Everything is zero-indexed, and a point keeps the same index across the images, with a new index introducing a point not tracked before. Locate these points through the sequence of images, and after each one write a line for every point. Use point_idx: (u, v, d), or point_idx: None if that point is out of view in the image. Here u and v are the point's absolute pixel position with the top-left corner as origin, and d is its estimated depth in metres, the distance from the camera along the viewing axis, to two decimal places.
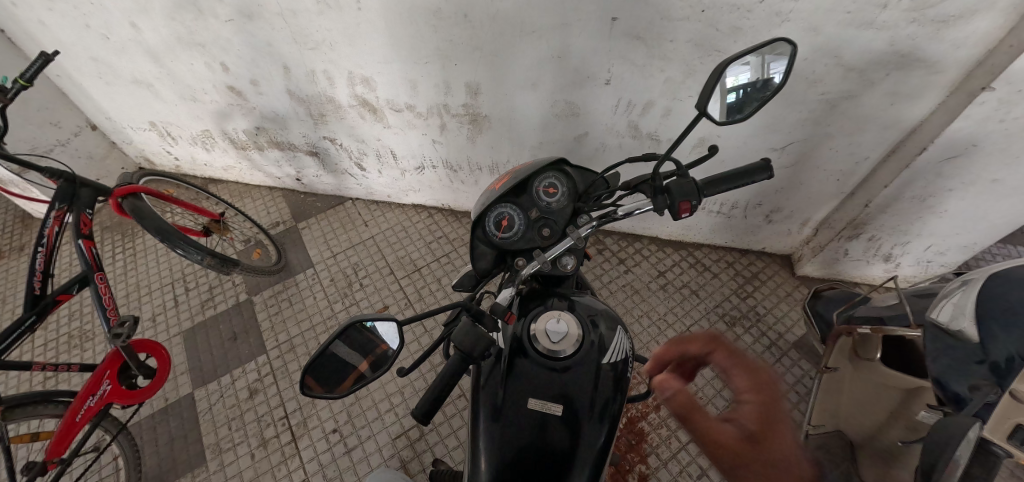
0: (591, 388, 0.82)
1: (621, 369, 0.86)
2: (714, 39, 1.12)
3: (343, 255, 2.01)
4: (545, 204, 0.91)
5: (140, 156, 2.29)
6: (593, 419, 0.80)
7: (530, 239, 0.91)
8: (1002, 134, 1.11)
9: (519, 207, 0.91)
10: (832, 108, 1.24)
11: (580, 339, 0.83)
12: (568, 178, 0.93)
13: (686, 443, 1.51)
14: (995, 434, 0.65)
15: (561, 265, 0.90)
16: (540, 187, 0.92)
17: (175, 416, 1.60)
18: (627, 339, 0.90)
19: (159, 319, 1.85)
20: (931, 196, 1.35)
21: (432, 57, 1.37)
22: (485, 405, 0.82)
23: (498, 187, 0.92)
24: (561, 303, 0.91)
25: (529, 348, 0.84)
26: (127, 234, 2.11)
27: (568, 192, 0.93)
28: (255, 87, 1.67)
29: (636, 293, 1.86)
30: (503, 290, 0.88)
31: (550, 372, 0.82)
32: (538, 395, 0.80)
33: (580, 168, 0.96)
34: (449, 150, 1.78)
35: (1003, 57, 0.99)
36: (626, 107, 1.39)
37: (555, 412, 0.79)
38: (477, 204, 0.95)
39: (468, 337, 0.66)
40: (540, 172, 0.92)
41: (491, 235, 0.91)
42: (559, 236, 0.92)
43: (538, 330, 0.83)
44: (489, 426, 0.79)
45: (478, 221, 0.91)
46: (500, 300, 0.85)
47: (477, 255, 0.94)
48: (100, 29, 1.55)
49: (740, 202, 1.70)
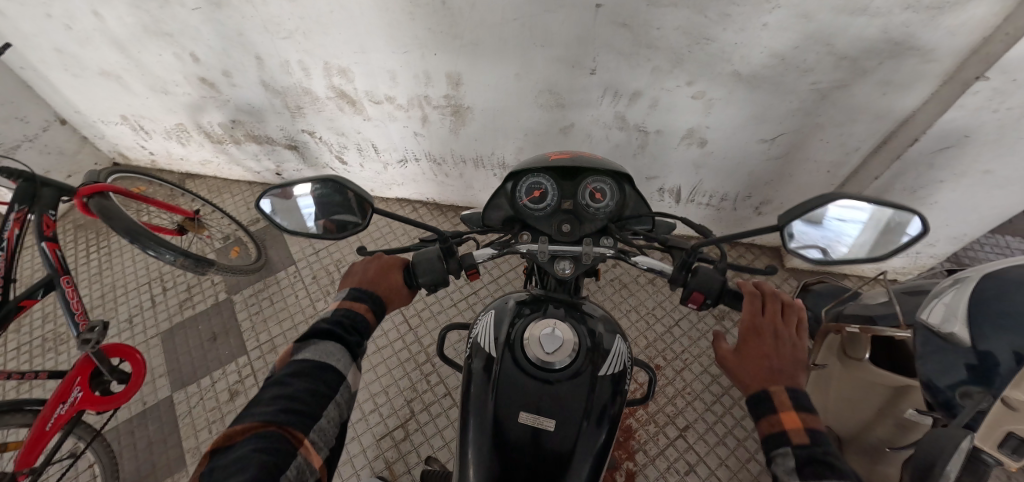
0: (587, 400, 0.78)
1: (618, 378, 0.83)
2: (702, 26, 1.08)
3: (326, 251, 1.96)
4: (583, 204, 0.87)
5: (113, 151, 2.21)
6: (588, 434, 0.76)
7: (548, 225, 0.88)
8: (995, 124, 1.08)
9: (559, 190, 0.89)
10: (823, 98, 1.21)
11: (575, 349, 0.80)
12: (620, 196, 0.90)
13: (674, 439, 1.51)
14: (985, 444, 0.68)
15: (556, 269, 0.84)
16: (590, 186, 0.88)
17: (154, 420, 1.57)
18: (626, 347, 0.88)
19: (135, 320, 1.80)
20: (921, 188, 1.33)
21: (411, 46, 1.31)
22: (475, 418, 0.79)
23: (553, 161, 0.91)
24: (558, 310, 0.88)
25: (522, 357, 0.80)
26: (100, 233, 2.04)
27: (610, 207, 0.88)
28: (228, 78, 1.60)
29: (624, 287, 1.83)
30: (486, 249, 0.88)
31: (542, 384, 0.77)
32: (529, 409, 0.76)
33: (637, 194, 0.93)
34: (432, 143, 1.72)
35: (999, 46, 0.95)
36: (612, 97, 1.35)
37: (548, 427, 0.74)
38: (526, 165, 0.95)
39: (426, 265, 0.78)
40: (601, 173, 0.89)
41: (518, 197, 0.90)
42: (574, 240, 0.87)
43: (533, 338, 0.80)
44: (479, 439, 0.77)
45: (517, 176, 0.91)
46: (477, 256, 0.86)
47: (495, 206, 0.95)
48: (61, 18, 1.47)
49: (729, 195, 1.69)
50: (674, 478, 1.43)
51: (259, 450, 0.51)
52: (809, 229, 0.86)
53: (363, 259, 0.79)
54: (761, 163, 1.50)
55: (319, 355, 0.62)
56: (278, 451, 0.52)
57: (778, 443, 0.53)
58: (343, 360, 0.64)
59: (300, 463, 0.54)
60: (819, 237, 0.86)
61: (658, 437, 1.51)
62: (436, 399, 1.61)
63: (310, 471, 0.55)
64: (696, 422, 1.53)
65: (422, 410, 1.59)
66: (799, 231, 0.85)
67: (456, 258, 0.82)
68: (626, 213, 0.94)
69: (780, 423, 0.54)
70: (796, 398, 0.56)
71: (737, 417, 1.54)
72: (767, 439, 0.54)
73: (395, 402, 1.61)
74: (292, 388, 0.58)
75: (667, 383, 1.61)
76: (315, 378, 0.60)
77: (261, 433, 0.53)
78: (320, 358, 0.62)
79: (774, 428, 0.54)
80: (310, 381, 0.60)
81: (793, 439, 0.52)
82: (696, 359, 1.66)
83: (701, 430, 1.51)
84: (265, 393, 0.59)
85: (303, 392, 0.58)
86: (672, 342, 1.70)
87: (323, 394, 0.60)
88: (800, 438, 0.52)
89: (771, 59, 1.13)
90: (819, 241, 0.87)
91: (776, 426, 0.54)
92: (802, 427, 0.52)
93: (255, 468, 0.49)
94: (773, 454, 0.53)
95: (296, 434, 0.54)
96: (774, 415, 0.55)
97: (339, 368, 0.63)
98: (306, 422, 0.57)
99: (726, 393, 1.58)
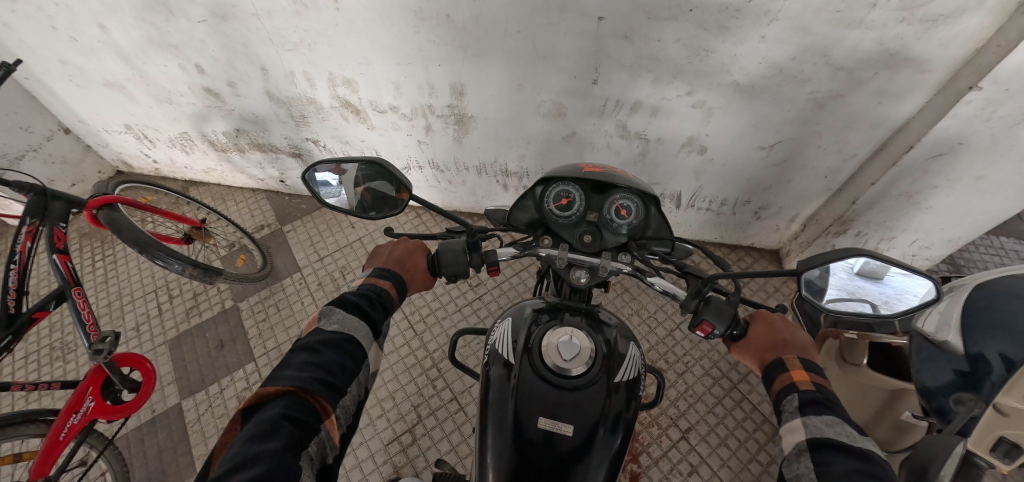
0: (603, 405, 0.81)
1: (632, 384, 0.86)
2: (703, 39, 1.10)
3: (330, 257, 1.98)
4: (608, 219, 0.90)
5: (117, 159, 2.22)
6: (604, 437, 0.79)
7: (571, 232, 0.93)
8: (988, 132, 1.11)
9: (586, 201, 0.92)
10: (820, 107, 1.23)
11: (592, 356, 0.83)
12: (645, 215, 0.92)
13: (676, 440, 1.54)
14: (978, 448, 0.70)
15: (572, 277, 0.91)
16: (618, 202, 0.90)
17: (164, 427, 1.59)
18: (640, 355, 0.91)
19: (142, 329, 1.82)
20: (917, 193, 1.36)
21: (415, 58, 1.33)
22: (493, 423, 0.82)
23: (586, 171, 0.92)
24: (575, 318, 0.91)
25: (540, 364, 0.83)
26: (105, 242, 2.05)
27: (634, 224, 0.91)
28: (233, 88, 1.61)
29: (626, 291, 1.86)
30: (509, 247, 0.95)
31: (560, 390, 0.80)
32: (547, 414, 0.78)
33: (662, 215, 0.95)
34: (435, 151, 1.75)
35: (990, 57, 0.98)
36: (614, 107, 1.37)
37: (566, 431, 0.77)
38: (559, 168, 0.96)
39: (450, 255, 0.87)
40: (630, 190, 0.90)
41: (546, 203, 0.94)
42: (594, 251, 0.92)
43: (551, 345, 0.84)
44: (498, 443, 0.79)
45: (548, 181, 0.93)
46: (501, 253, 0.93)
47: (523, 206, 1.00)
48: (67, 30, 1.48)
49: (729, 200, 1.72)
50: (677, 479, 1.46)
51: (292, 416, 0.59)
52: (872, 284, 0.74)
53: (391, 242, 0.93)
54: (761, 170, 1.53)
55: (346, 328, 0.71)
56: (306, 420, 0.60)
57: (786, 393, 0.70)
58: (366, 338, 0.73)
59: (321, 436, 0.62)
60: (876, 291, 0.74)
61: (661, 439, 1.53)
62: (443, 404, 1.63)
63: (328, 444, 0.63)
64: (698, 424, 1.56)
65: (428, 415, 1.61)
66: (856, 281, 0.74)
67: (480, 252, 0.90)
68: (649, 231, 0.97)
69: (789, 378, 0.71)
70: (804, 363, 0.73)
71: (738, 419, 1.57)
72: (780, 392, 0.71)
73: (402, 407, 1.63)
74: (324, 358, 0.67)
75: (669, 385, 1.64)
76: (343, 350, 0.69)
77: (295, 398, 0.61)
78: (347, 331, 0.71)
79: (785, 382, 0.71)
80: (340, 353, 0.68)
81: (799, 387, 0.68)
82: (698, 362, 1.69)
83: (703, 431, 1.54)
84: (299, 358, 0.67)
85: (332, 363, 0.67)
86: (674, 345, 1.72)
87: (349, 370, 0.68)
88: (805, 386, 0.69)
89: (769, 70, 1.15)
90: (875, 296, 0.74)
91: (786, 381, 0.71)
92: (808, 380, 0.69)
93: (286, 435, 0.57)
94: (784, 401, 0.69)
95: (324, 406, 0.63)
96: (783, 373, 0.72)
97: (362, 344, 0.72)
98: (333, 395, 0.65)
99: (726, 395, 1.61)
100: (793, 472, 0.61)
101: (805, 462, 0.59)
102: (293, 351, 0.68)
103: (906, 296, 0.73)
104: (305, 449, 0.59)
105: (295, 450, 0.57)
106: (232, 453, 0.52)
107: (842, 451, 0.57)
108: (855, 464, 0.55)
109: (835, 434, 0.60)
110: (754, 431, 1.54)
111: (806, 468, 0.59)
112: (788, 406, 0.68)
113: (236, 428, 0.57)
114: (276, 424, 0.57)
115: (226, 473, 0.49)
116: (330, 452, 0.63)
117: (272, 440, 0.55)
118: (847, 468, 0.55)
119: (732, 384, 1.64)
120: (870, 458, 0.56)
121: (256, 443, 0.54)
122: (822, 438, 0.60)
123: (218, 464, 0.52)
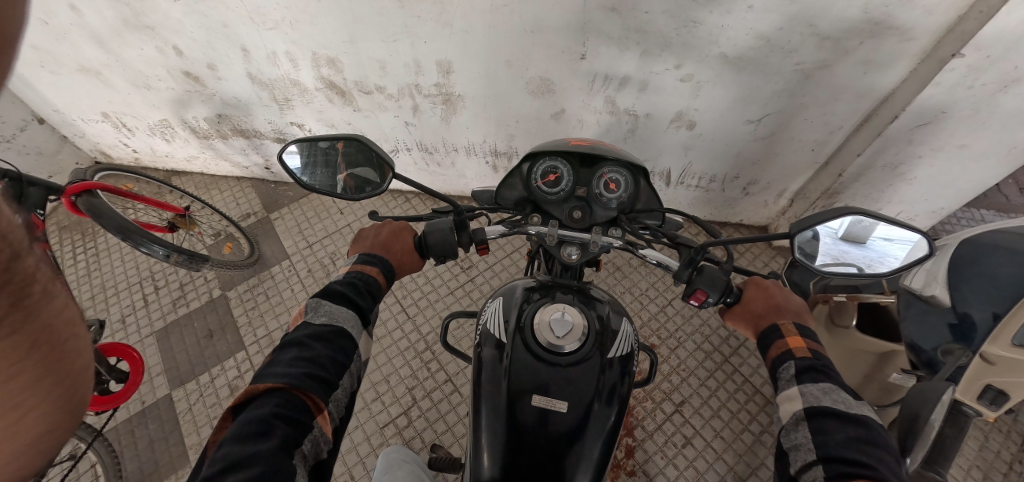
0: (596, 381, 0.80)
1: (626, 359, 0.86)
2: (689, 9, 1.09)
3: (319, 244, 1.95)
4: (597, 193, 0.89)
5: (95, 149, 2.16)
6: (597, 411, 0.79)
7: (561, 209, 0.92)
8: (971, 100, 1.12)
9: (574, 177, 0.90)
10: (807, 78, 1.23)
11: (585, 332, 0.83)
12: (634, 188, 0.91)
13: (671, 413, 1.56)
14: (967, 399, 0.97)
15: (563, 253, 0.89)
16: (606, 177, 0.89)
17: (154, 418, 1.57)
18: (632, 330, 0.91)
19: (128, 321, 1.79)
20: (901, 164, 1.38)
21: (400, 35, 1.31)
22: (487, 402, 0.81)
23: (572, 145, 0.91)
24: (567, 296, 0.90)
25: (532, 342, 0.83)
26: (87, 234, 2.01)
27: (623, 199, 0.90)
28: (213, 71, 1.57)
29: (618, 270, 1.86)
30: (498, 225, 0.92)
31: (553, 368, 0.80)
32: (542, 392, 0.78)
33: (651, 186, 0.94)
34: (423, 132, 1.73)
35: (973, 24, 0.98)
36: (602, 82, 1.36)
37: (561, 408, 0.77)
38: (546, 145, 0.95)
39: (439, 235, 0.84)
40: (618, 163, 0.89)
41: (533, 180, 0.92)
42: (583, 227, 0.90)
43: (543, 323, 0.83)
44: (493, 423, 0.78)
45: (535, 157, 0.91)
46: (488, 232, 0.91)
47: (510, 184, 0.98)
48: (36, 13, 1.43)
49: (717, 176, 1.74)
50: (672, 451, 1.49)
51: (284, 414, 0.57)
52: (846, 246, 0.75)
53: (377, 225, 0.90)
54: (747, 143, 1.53)
55: (335, 319, 0.70)
56: (299, 418, 0.58)
57: (784, 359, 0.70)
58: (356, 327, 0.72)
59: (314, 433, 0.60)
60: (858, 256, 0.75)
61: (655, 413, 1.56)
62: (438, 386, 1.63)
63: (322, 440, 0.61)
64: (691, 397, 1.58)
65: (424, 396, 1.61)
66: (833, 243, 0.75)
67: (468, 231, 0.88)
68: (640, 205, 0.96)
69: (785, 344, 0.71)
70: (800, 330, 0.74)
71: (730, 391, 1.59)
72: (777, 359, 0.72)
73: (397, 390, 1.63)
74: (314, 352, 0.65)
75: (662, 361, 1.66)
76: (334, 344, 0.68)
77: (287, 395, 0.59)
78: (336, 322, 0.70)
79: (781, 350, 0.72)
80: (330, 347, 0.67)
81: (796, 354, 0.69)
82: (690, 337, 1.71)
83: (696, 404, 1.57)
84: (288, 354, 0.65)
85: (323, 356, 0.66)
86: (666, 321, 1.74)
87: (341, 363, 0.67)
88: (801, 353, 0.70)
89: (757, 41, 1.15)
90: (858, 260, 0.75)
91: (782, 348, 0.72)
92: (805, 347, 0.70)
93: (280, 434, 0.55)
94: (780, 369, 0.70)
95: (317, 403, 0.61)
96: (780, 340, 0.73)
97: (353, 335, 0.71)
98: (324, 389, 0.63)
99: (718, 368, 1.64)
100: (791, 441, 0.62)
101: (803, 432, 0.60)
102: (282, 348, 0.66)
103: (887, 260, 0.74)
104: (300, 447, 0.57)
105: (290, 450, 0.55)
106: (220, 454, 0.51)
107: (837, 417, 0.58)
108: (853, 432, 0.56)
109: (832, 402, 0.60)
110: (746, 402, 1.57)
111: (803, 437, 0.60)
112: (784, 374, 0.69)
113: (226, 426, 0.55)
114: (268, 424, 0.55)
115: (217, 477, 0.47)
116: (325, 447, 0.62)
117: (264, 441, 0.53)
118: (844, 437, 0.56)
119: (723, 358, 1.66)
120: (855, 422, 0.58)
121: (247, 444, 0.52)
122: (819, 406, 0.61)
123: (206, 464, 0.50)
